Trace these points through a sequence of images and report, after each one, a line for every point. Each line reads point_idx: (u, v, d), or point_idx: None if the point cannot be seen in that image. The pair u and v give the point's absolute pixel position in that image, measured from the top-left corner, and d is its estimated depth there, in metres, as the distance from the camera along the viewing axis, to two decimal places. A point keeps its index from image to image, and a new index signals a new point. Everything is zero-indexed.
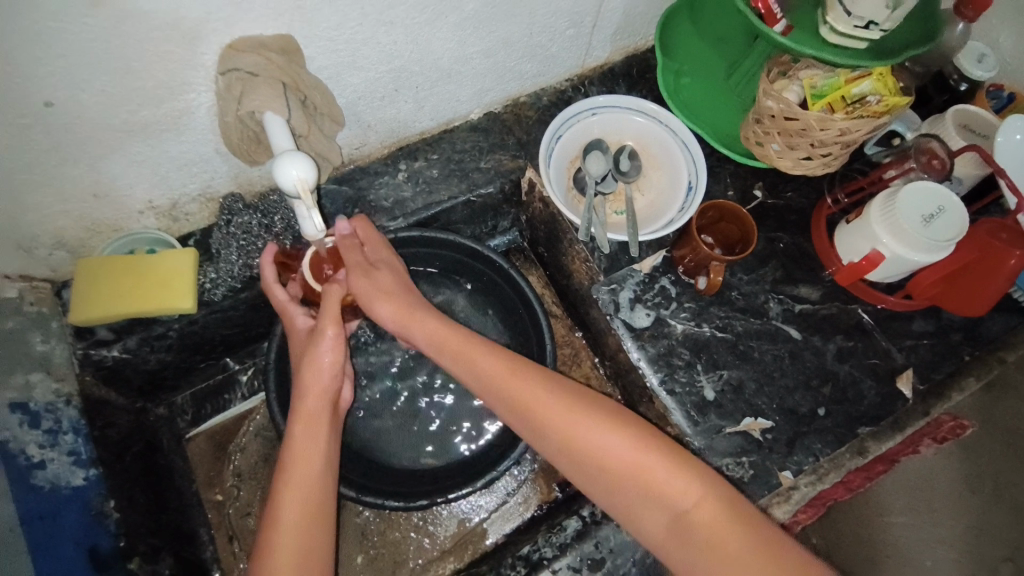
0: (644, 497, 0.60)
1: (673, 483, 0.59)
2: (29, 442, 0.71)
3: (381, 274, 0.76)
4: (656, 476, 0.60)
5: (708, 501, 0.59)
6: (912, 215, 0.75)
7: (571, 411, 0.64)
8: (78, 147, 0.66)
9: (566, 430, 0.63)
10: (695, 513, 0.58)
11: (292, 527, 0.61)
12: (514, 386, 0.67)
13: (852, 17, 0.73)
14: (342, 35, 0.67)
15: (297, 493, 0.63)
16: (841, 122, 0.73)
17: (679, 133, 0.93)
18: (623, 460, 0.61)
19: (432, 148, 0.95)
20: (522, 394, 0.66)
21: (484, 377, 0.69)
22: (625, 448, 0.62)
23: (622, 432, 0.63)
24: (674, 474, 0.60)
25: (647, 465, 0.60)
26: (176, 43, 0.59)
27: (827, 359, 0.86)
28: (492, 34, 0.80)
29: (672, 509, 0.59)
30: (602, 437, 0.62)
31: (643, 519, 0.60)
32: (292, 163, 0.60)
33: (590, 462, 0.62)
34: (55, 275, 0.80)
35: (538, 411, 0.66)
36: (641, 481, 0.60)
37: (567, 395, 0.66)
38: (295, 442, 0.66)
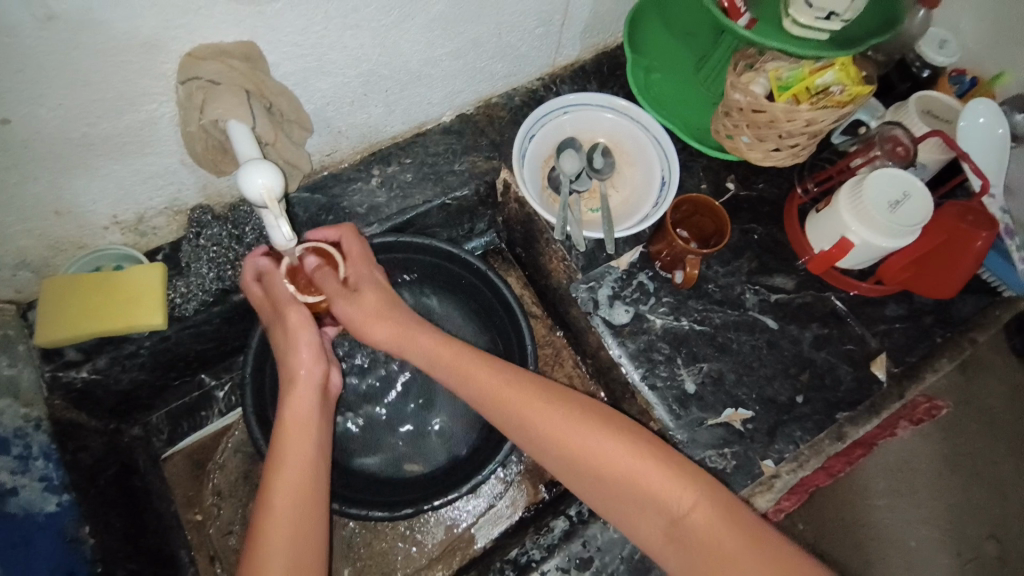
0: (638, 500, 0.60)
1: (668, 486, 0.59)
2: (1, 468, 0.68)
3: (362, 294, 0.74)
4: (652, 479, 0.60)
5: (703, 504, 0.58)
6: (880, 203, 0.76)
7: (567, 417, 0.64)
8: (36, 164, 0.64)
9: (562, 434, 0.63)
10: (691, 515, 0.58)
11: (282, 535, 0.59)
12: (510, 393, 0.67)
13: (814, 9, 0.74)
14: (308, 39, 0.66)
15: (286, 502, 0.61)
16: (807, 112, 0.74)
17: (650, 129, 0.94)
18: (618, 463, 0.61)
19: (405, 152, 0.94)
20: (518, 403, 0.66)
21: (483, 389, 0.68)
22: (619, 451, 0.61)
23: (617, 435, 0.63)
24: (670, 477, 0.60)
25: (642, 468, 0.60)
26: (134, 53, 0.58)
27: (804, 346, 0.87)
28: (461, 35, 0.80)
29: (667, 513, 0.59)
30: (596, 441, 0.62)
31: (634, 520, 0.61)
32: (258, 171, 0.59)
33: (586, 467, 0.62)
34: (19, 296, 0.78)
35: (534, 415, 0.65)
36: (633, 485, 0.60)
37: (563, 401, 0.66)
38: (284, 449, 0.64)
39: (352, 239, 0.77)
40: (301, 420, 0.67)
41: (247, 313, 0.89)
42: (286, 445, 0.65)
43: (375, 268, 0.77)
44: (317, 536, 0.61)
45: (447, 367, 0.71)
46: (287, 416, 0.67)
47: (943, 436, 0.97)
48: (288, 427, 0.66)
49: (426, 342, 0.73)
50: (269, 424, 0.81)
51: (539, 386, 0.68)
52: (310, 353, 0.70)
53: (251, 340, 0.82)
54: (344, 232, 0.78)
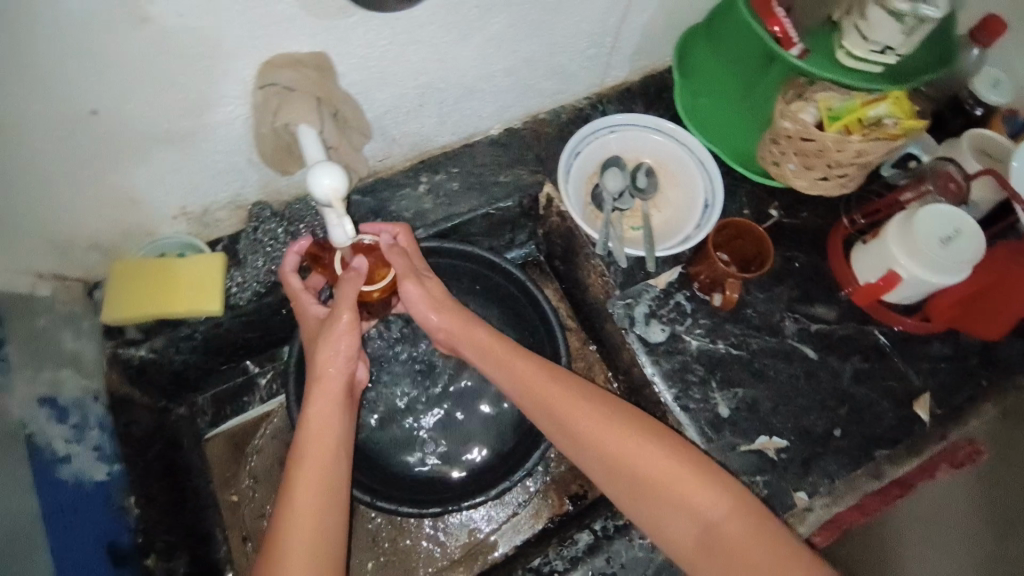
0: (668, 503, 0.62)
1: (699, 492, 0.61)
2: (55, 436, 0.73)
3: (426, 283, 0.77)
4: (686, 486, 0.62)
5: (736, 512, 0.60)
6: (931, 238, 0.75)
7: (602, 421, 0.66)
8: (120, 155, 0.69)
9: (598, 437, 0.65)
10: (724, 523, 0.60)
11: (309, 516, 0.62)
12: (547, 388, 0.70)
13: (868, 42, 0.73)
14: (373, 52, 0.70)
15: (311, 487, 0.64)
16: (857, 143, 0.74)
17: (696, 152, 0.95)
18: (650, 463, 0.63)
19: (453, 161, 0.97)
20: (554, 401, 0.69)
21: (524, 382, 0.71)
22: (650, 453, 0.63)
23: (650, 437, 0.64)
24: (702, 486, 0.62)
25: (676, 475, 0.62)
26: (218, 59, 0.62)
27: (843, 380, 0.86)
28: (516, 53, 0.83)
29: (701, 518, 0.61)
30: (631, 446, 0.64)
31: (665, 522, 0.62)
32: (324, 173, 0.62)
33: (618, 469, 0.64)
34: (89, 276, 0.83)
35: (567, 413, 0.67)
36: (664, 488, 0.62)
37: (598, 400, 0.68)
38: (311, 434, 0.67)
39: (408, 237, 0.80)
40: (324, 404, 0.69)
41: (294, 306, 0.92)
42: (312, 432, 0.68)
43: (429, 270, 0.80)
44: (340, 519, 0.64)
45: (494, 362, 0.74)
46: (312, 400, 0.70)
47: (985, 485, 0.82)
48: (315, 413, 0.69)
49: (475, 335, 0.76)
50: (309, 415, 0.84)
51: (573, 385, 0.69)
52: (351, 328, 0.70)
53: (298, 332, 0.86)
54: (401, 230, 0.81)
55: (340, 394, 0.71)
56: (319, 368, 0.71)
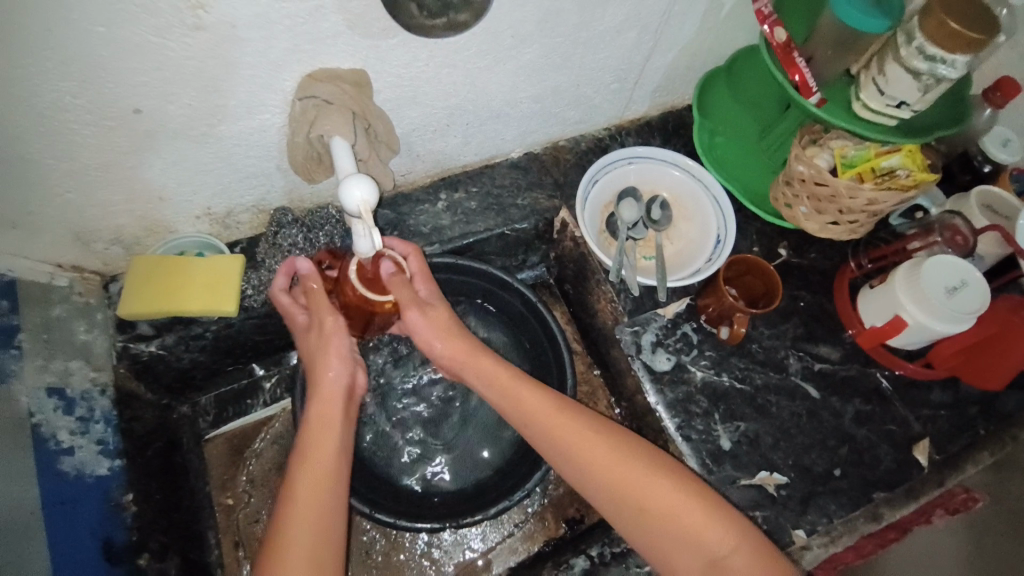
0: (673, 536, 0.62)
1: (706, 526, 0.62)
2: (61, 427, 0.73)
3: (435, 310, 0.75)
4: (694, 519, 0.62)
5: (744, 547, 0.61)
6: (936, 287, 0.78)
7: (612, 450, 0.66)
8: (154, 152, 0.70)
9: (609, 466, 0.65)
10: (733, 558, 0.60)
11: (306, 523, 0.61)
12: (556, 416, 0.69)
13: (884, 96, 0.76)
14: (409, 73, 0.72)
15: (310, 494, 0.63)
16: (869, 192, 0.77)
17: (711, 188, 0.97)
18: (657, 496, 0.63)
19: (472, 181, 0.99)
20: (561, 429, 0.68)
21: (533, 411, 0.70)
22: (657, 485, 0.64)
23: (654, 469, 0.65)
24: (711, 521, 0.62)
25: (685, 508, 0.63)
26: (261, 68, 0.64)
27: (844, 421, 0.87)
28: (543, 82, 0.85)
29: (706, 554, 0.61)
30: (641, 478, 0.64)
31: (673, 556, 0.62)
32: (356, 186, 0.64)
33: (627, 498, 0.64)
34: (106, 269, 0.84)
35: (571, 439, 0.67)
36: (670, 521, 0.62)
37: (601, 429, 0.69)
38: (314, 442, 0.67)
39: (419, 260, 0.77)
40: (321, 410, 0.70)
41: None
42: (314, 439, 0.67)
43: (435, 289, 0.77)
44: (336, 530, 0.63)
45: (501, 389, 0.73)
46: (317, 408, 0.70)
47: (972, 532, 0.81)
48: (313, 420, 0.69)
49: (483, 365, 0.74)
50: None
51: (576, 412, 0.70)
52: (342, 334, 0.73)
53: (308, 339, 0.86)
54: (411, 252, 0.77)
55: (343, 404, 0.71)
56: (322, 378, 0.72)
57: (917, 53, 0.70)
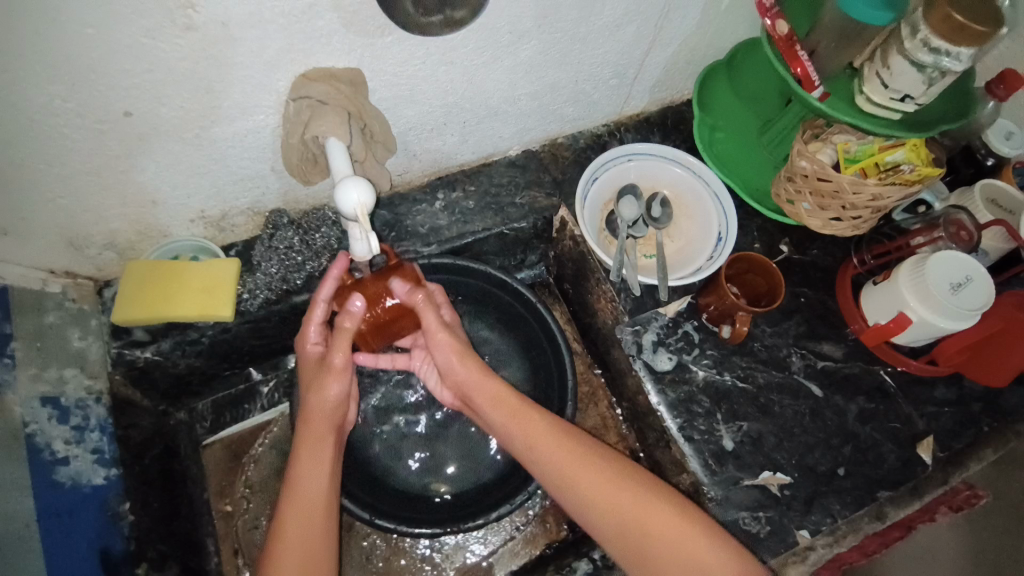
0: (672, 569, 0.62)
1: (709, 559, 0.61)
2: (56, 437, 0.72)
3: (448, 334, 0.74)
4: (690, 550, 0.62)
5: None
6: (941, 283, 0.77)
7: (609, 481, 0.66)
8: (144, 155, 0.69)
9: (605, 497, 0.65)
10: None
11: (294, 557, 0.63)
12: (556, 446, 0.69)
13: (888, 90, 0.75)
14: (405, 71, 0.71)
15: (300, 527, 0.65)
16: (873, 187, 0.76)
17: (712, 185, 0.96)
18: (656, 530, 0.63)
19: (469, 180, 0.97)
20: (559, 457, 0.68)
21: (534, 440, 0.70)
22: (656, 517, 0.64)
23: (653, 501, 0.65)
24: (707, 551, 0.62)
25: (681, 539, 0.62)
26: (254, 68, 0.63)
27: (848, 419, 0.86)
28: (542, 79, 0.84)
29: None
30: (635, 509, 0.64)
31: None
32: (353, 188, 0.63)
33: (622, 527, 0.64)
34: (99, 274, 0.82)
35: (567, 469, 0.67)
36: (668, 555, 0.62)
37: (597, 458, 0.68)
38: (301, 477, 0.67)
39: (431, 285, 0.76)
40: (314, 444, 0.69)
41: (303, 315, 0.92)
42: (305, 472, 0.68)
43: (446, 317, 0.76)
44: (325, 561, 0.65)
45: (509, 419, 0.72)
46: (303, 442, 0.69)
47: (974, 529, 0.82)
48: (305, 450, 0.69)
49: (498, 392, 0.73)
50: None
51: (573, 438, 0.70)
52: (343, 372, 0.70)
53: None
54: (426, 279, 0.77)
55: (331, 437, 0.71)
56: (311, 412, 0.71)
57: (922, 46, 0.69)
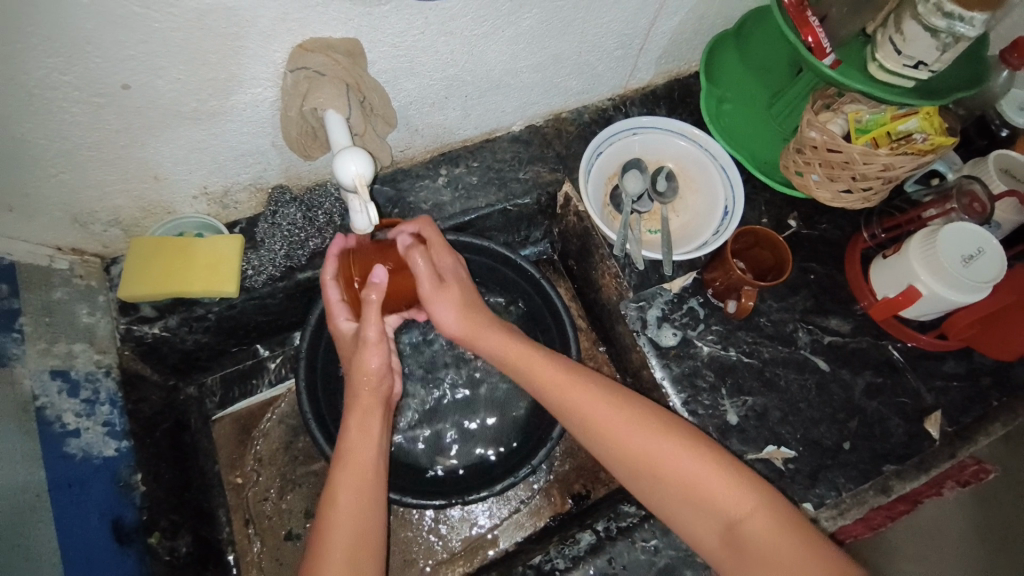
0: (694, 505, 0.62)
1: (726, 493, 0.61)
2: (67, 410, 0.73)
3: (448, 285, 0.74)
4: (710, 490, 0.61)
5: (761, 513, 0.60)
6: (953, 256, 0.75)
7: (639, 429, 0.65)
8: (145, 130, 0.69)
9: (633, 444, 0.64)
10: (750, 525, 0.59)
11: (347, 522, 0.64)
12: (570, 392, 0.69)
13: (902, 56, 0.72)
14: (404, 42, 0.70)
15: (351, 495, 0.66)
16: (885, 157, 0.73)
17: (719, 158, 0.94)
18: (677, 469, 0.63)
19: (472, 156, 0.97)
20: (586, 409, 0.67)
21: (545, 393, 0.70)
22: (676, 453, 0.63)
23: (674, 440, 0.64)
24: (729, 489, 0.61)
25: (701, 476, 0.62)
26: (251, 39, 0.62)
27: (854, 393, 0.86)
28: (545, 50, 0.82)
29: (725, 518, 0.60)
30: (659, 449, 0.64)
31: (693, 524, 0.62)
32: (351, 159, 0.63)
33: (647, 476, 0.63)
34: (106, 251, 0.83)
35: (595, 416, 0.67)
36: (690, 492, 0.62)
37: (618, 400, 0.68)
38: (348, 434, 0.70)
39: (432, 228, 0.76)
40: (361, 412, 0.71)
41: (308, 292, 0.93)
42: (352, 439, 0.70)
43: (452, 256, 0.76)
44: (373, 511, 0.66)
45: (517, 368, 0.72)
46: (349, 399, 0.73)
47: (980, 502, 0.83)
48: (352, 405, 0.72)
49: (497, 340, 0.74)
50: (318, 404, 0.85)
51: (596, 385, 0.69)
52: (380, 344, 0.70)
53: (310, 319, 0.86)
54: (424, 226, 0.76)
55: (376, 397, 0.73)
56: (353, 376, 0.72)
57: (935, 10, 0.66)
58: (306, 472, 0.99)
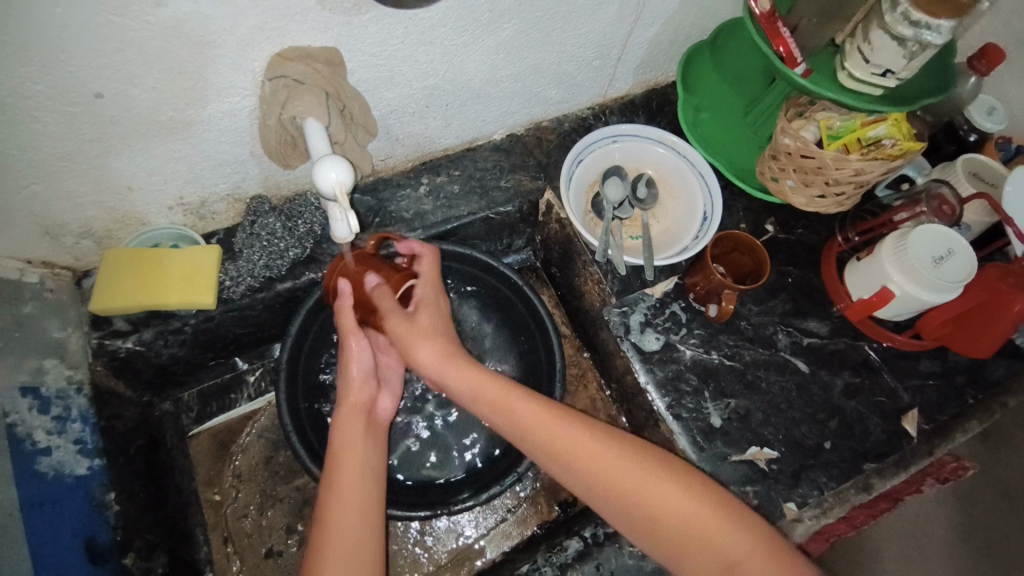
0: (691, 544, 0.60)
1: (724, 530, 0.60)
2: (37, 427, 0.71)
3: (417, 317, 0.74)
4: (707, 527, 0.60)
5: (758, 552, 0.58)
6: (925, 256, 0.77)
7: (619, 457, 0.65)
8: (119, 140, 0.67)
9: (618, 473, 0.64)
10: (749, 564, 0.58)
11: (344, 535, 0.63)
12: (554, 427, 0.67)
13: (870, 65, 0.75)
14: (384, 51, 0.70)
15: (343, 505, 0.65)
16: (856, 162, 0.75)
17: (697, 165, 0.96)
18: (671, 506, 0.62)
19: (454, 164, 0.97)
20: (562, 441, 0.66)
21: (524, 429, 0.68)
22: (669, 488, 0.62)
23: (668, 476, 0.63)
24: (726, 527, 0.60)
25: (697, 513, 0.61)
26: (227, 48, 0.61)
27: (834, 393, 0.87)
28: (524, 60, 0.83)
29: (724, 558, 0.59)
30: (652, 485, 0.63)
31: (688, 565, 0.60)
32: (331, 167, 0.62)
33: (641, 510, 0.62)
34: (78, 263, 0.81)
35: (583, 450, 0.65)
36: (686, 530, 0.60)
37: (608, 437, 0.67)
38: (343, 448, 0.70)
39: (431, 261, 0.77)
40: (355, 427, 0.72)
41: (288, 303, 0.91)
42: (347, 461, 0.69)
43: (431, 290, 0.77)
44: (370, 524, 0.65)
45: (494, 405, 0.70)
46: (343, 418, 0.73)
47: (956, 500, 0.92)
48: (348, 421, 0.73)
49: (464, 374, 0.72)
50: (298, 415, 0.83)
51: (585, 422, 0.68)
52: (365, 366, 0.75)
53: (288, 330, 0.84)
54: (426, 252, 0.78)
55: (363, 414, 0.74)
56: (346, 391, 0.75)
57: (902, 20, 0.68)
58: (287, 487, 0.96)
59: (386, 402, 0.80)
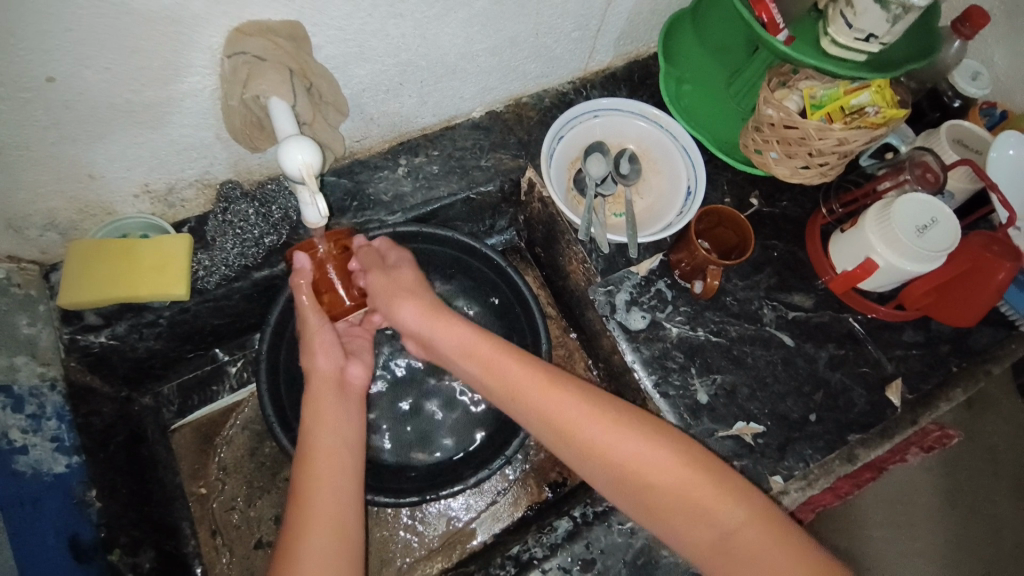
0: (681, 511, 0.60)
1: (715, 498, 0.60)
2: (12, 425, 0.69)
3: (397, 272, 0.78)
4: (699, 495, 0.60)
5: (748, 517, 0.59)
6: (908, 227, 0.76)
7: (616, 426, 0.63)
8: (76, 126, 0.64)
9: (609, 443, 0.63)
10: (742, 530, 0.58)
11: (325, 509, 0.62)
12: (537, 395, 0.66)
13: (853, 30, 0.73)
14: (352, 25, 0.67)
15: (322, 478, 0.65)
16: (839, 132, 0.74)
17: (679, 138, 0.94)
18: (661, 474, 0.61)
19: (432, 144, 0.94)
20: (553, 408, 0.65)
21: (515, 393, 0.68)
22: (659, 458, 0.62)
23: (658, 445, 0.63)
24: (716, 493, 0.60)
25: (688, 482, 0.61)
26: (185, 25, 0.58)
27: (818, 365, 0.87)
28: (500, 32, 0.80)
29: (716, 525, 0.59)
30: (642, 453, 0.62)
31: (681, 530, 0.60)
32: (296, 148, 0.60)
33: (632, 478, 0.62)
34: (44, 258, 0.79)
35: (570, 417, 0.65)
36: (677, 499, 0.60)
37: (597, 405, 0.65)
38: (319, 422, 0.69)
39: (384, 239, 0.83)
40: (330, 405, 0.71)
41: (266, 292, 0.90)
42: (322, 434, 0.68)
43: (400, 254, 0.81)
44: (349, 495, 0.65)
45: (485, 368, 0.70)
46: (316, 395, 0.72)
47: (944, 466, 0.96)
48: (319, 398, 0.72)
49: (452, 329, 0.73)
50: (281, 405, 0.82)
51: (572, 389, 0.67)
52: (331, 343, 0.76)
53: (268, 319, 0.83)
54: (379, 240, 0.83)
55: (334, 390, 0.74)
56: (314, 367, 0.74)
57: None
58: (274, 477, 0.96)
59: (357, 369, 0.78)
